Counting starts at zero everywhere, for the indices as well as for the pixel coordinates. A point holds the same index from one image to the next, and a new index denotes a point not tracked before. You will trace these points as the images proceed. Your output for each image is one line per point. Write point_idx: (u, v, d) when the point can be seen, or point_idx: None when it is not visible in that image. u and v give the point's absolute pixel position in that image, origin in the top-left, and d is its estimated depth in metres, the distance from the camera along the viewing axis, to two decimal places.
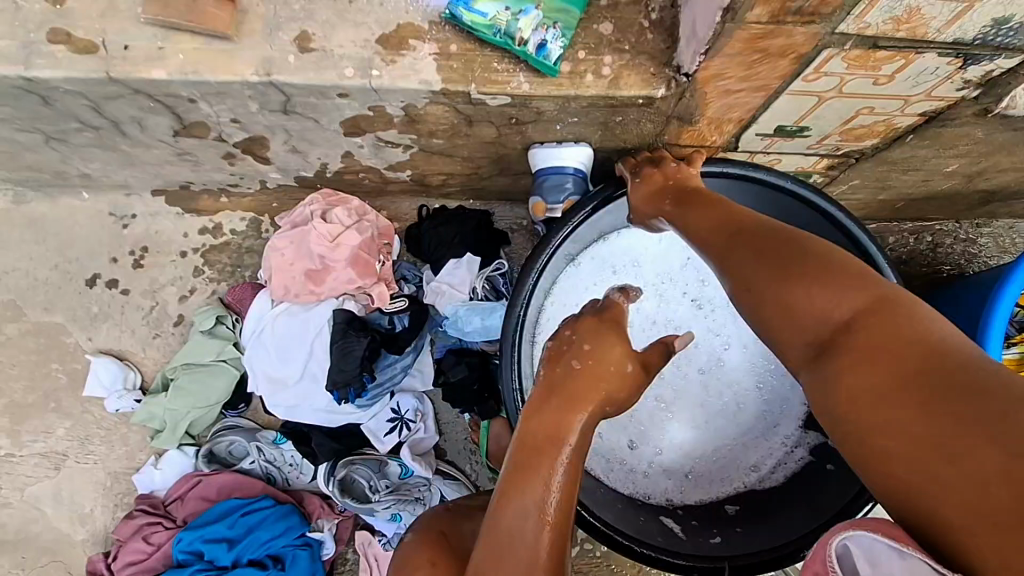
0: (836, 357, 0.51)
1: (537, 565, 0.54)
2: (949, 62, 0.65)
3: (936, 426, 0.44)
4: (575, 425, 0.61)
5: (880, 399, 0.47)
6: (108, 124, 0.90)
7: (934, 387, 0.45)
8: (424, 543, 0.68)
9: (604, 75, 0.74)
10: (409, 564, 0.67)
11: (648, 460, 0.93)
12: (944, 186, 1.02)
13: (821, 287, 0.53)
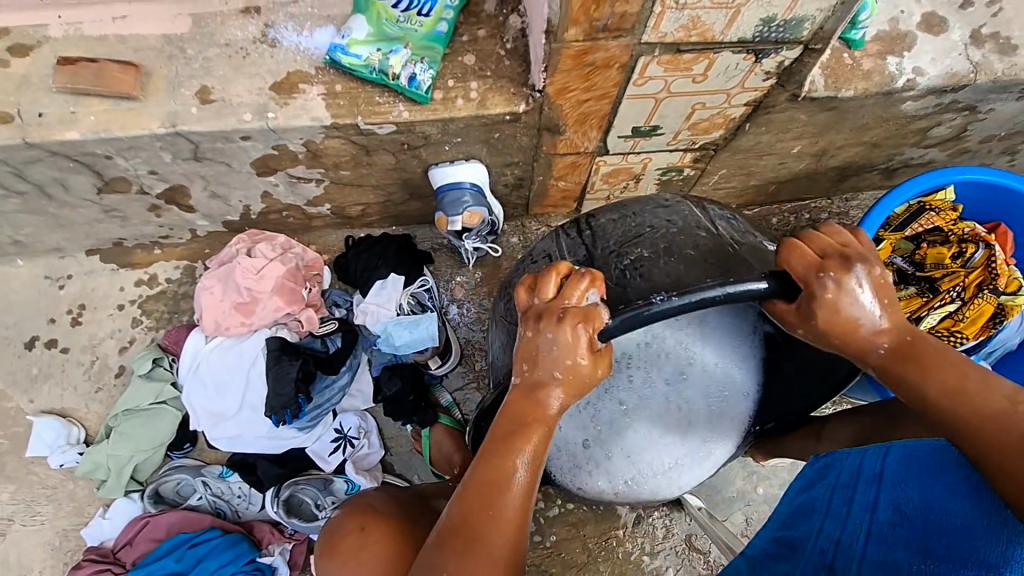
0: None
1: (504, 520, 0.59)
2: (745, 57, 0.78)
3: None
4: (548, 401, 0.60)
5: None
6: (33, 188, 0.98)
7: None
8: (348, 514, 0.77)
9: (472, 98, 0.86)
10: (342, 533, 0.76)
11: (598, 459, 0.79)
12: (799, 167, 1.16)
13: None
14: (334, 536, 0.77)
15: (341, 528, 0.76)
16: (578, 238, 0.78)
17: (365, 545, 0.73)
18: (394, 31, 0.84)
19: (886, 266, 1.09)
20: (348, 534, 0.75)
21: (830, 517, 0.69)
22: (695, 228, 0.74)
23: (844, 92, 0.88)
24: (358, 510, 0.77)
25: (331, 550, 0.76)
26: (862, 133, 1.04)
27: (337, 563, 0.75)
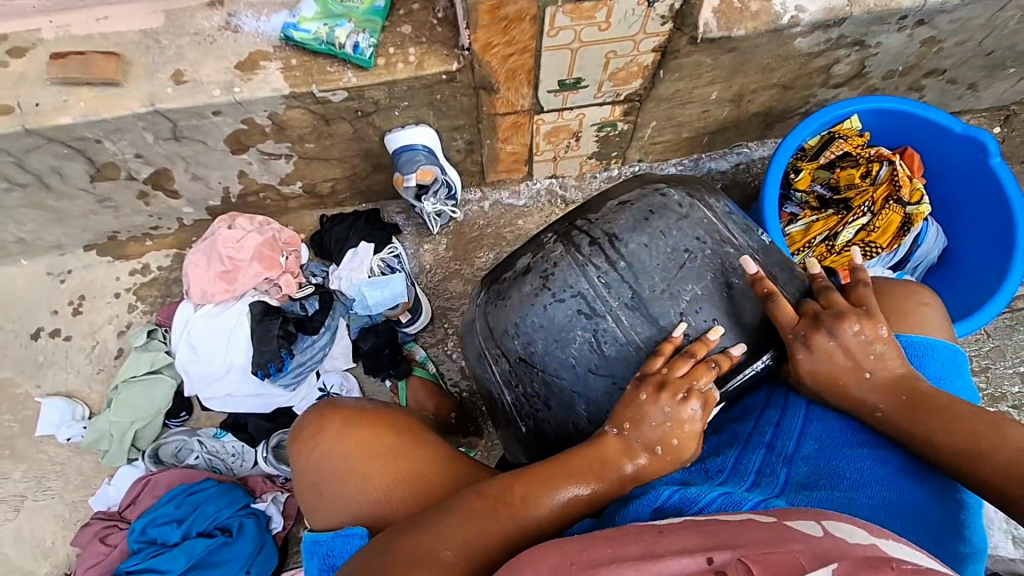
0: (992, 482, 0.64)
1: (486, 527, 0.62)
2: (638, 3, 0.90)
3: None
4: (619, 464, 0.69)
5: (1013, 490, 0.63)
6: (33, 179, 1.10)
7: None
8: (319, 408, 0.84)
9: (411, 62, 0.98)
10: (330, 422, 0.81)
11: None
12: (723, 114, 1.28)
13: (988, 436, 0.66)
14: (303, 428, 0.82)
15: (306, 419, 0.83)
16: (606, 257, 0.83)
17: (328, 435, 0.79)
18: (337, 10, 0.98)
19: (807, 193, 1.20)
20: (308, 423, 0.82)
21: (769, 412, 0.80)
22: (719, 244, 0.84)
23: (736, 32, 1.01)
24: (320, 407, 0.84)
25: (298, 438, 0.82)
26: (769, 75, 1.17)
27: (301, 450, 0.81)
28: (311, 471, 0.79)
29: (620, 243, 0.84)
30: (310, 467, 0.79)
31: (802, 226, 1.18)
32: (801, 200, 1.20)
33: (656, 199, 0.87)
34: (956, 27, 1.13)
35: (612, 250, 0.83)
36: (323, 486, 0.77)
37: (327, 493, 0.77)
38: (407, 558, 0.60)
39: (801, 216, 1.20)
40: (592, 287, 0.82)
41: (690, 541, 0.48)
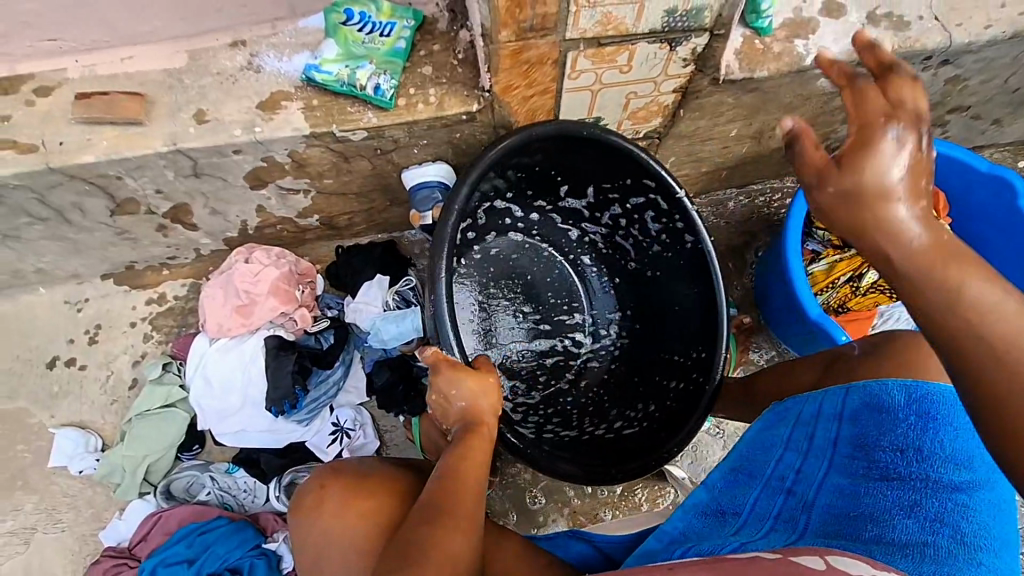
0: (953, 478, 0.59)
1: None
2: (660, 46, 0.91)
3: None
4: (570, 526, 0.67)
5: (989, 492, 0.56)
6: (54, 214, 1.11)
7: None
8: (318, 474, 0.83)
9: (431, 103, 0.98)
10: (326, 494, 0.80)
11: None
12: (743, 150, 1.27)
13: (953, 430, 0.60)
14: (301, 496, 0.81)
15: (306, 488, 0.82)
16: (497, 288, 1.18)
17: (330, 503, 0.79)
18: (360, 52, 0.97)
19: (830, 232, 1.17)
20: (308, 493, 0.81)
21: (789, 449, 0.83)
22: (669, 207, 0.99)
23: (758, 73, 1.00)
24: (325, 471, 0.83)
25: (297, 506, 0.81)
26: (790, 112, 1.16)
27: (300, 520, 0.80)
28: (303, 545, 0.79)
29: (475, 253, 1.15)
30: (307, 539, 0.79)
31: (824, 266, 1.14)
32: (824, 238, 1.16)
33: (518, 219, 1.16)
34: (981, 66, 1.11)
35: (507, 286, 1.19)
36: (323, 555, 0.78)
37: (326, 560, 0.77)
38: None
39: (823, 255, 1.15)
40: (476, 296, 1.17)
41: None
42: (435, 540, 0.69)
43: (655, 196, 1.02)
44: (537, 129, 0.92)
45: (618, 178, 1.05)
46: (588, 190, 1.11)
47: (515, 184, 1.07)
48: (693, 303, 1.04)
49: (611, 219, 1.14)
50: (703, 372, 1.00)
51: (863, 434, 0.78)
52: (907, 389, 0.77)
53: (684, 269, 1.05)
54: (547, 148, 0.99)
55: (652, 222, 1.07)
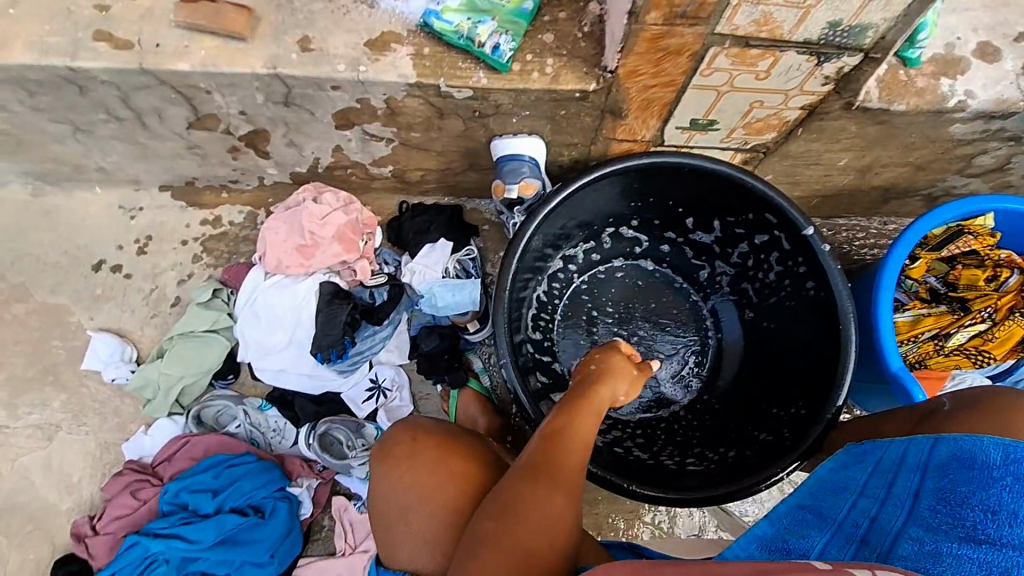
0: None
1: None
2: (807, 59, 0.84)
3: None
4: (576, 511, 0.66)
5: None
6: (131, 116, 1.07)
7: None
8: (403, 428, 0.82)
9: (547, 73, 0.92)
10: (420, 446, 0.79)
11: None
12: (843, 182, 1.21)
13: None
14: (387, 444, 0.81)
15: (396, 439, 0.81)
16: (603, 293, 1.34)
17: (419, 457, 0.78)
18: (484, 8, 0.92)
19: (919, 283, 1.13)
20: (398, 444, 0.80)
21: (864, 496, 0.78)
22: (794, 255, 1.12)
23: (896, 106, 0.94)
24: (412, 425, 0.82)
25: (384, 456, 0.80)
26: (909, 152, 1.09)
27: (387, 471, 0.78)
28: (388, 499, 0.77)
29: (579, 262, 1.31)
30: (393, 493, 0.77)
31: (910, 317, 1.11)
32: (912, 290, 1.13)
33: (636, 240, 1.32)
34: None
35: (612, 296, 1.34)
36: (411, 511, 0.76)
37: (413, 521, 0.75)
38: (514, 548, 0.66)
39: (909, 306, 1.13)
40: (575, 294, 1.32)
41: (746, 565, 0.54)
42: (534, 502, 0.69)
43: (778, 231, 1.13)
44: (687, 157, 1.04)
45: (743, 214, 1.16)
46: (715, 225, 1.23)
47: (641, 213, 1.25)
48: (817, 334, 1.11)
49: (739, 257, 1.25)
50: (794, 428, 1.09)
51: (948, 487, 0.71)
52: (1006, 449, 0.71)
53: (801, 319, 1.15)
54: (683, 178, 1.13)
55: (772, 263, 1.19)
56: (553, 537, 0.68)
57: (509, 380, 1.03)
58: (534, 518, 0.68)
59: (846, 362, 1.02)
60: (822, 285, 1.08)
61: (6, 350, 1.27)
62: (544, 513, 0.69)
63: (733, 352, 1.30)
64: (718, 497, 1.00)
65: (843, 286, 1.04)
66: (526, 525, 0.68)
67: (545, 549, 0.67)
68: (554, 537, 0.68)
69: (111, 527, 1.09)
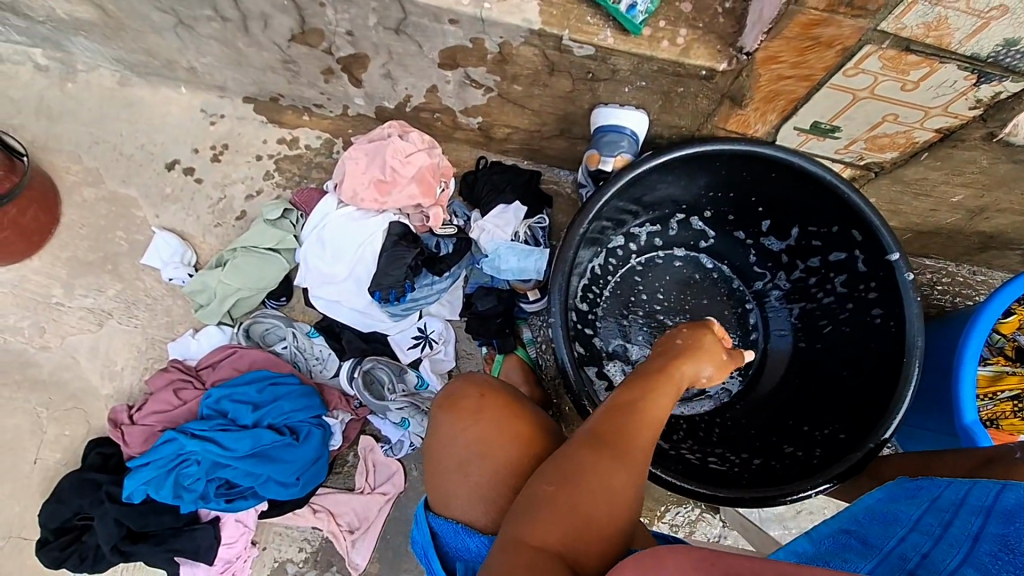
0: None
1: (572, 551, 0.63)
2: (966, 76, 0.78)
3: None
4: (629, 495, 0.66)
5: None
6: (237, 17, 1.04)
7: None
8: (471, 381, 0.80)
9: (677, 44, 0.87)
10: (486, 399, 0.77)
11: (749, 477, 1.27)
12: (947, 220, 1.15)
13: None
14: (455, 396, 0.79)
15: (464, 391, 0.79)
16: (654, 278, 1.27)
17: (488, 412, 0.76)
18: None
19: (1006, 339, 1.06)
20: (468, 397, 0.78)
21: (915, 531, 0.67)
22: (867, 279, 1.06)
23: None
24: (481, 381, 0.80)
25: (451, 406, 0.78)
26: None
27: (452, 421, 0.77)
28: (449, 449, 0.76)
29: (638, 242, 1.25)
30: (455, 444, 0.75)
31: (991, 371, 1.04)
32: (996, 344, 1.06)
33: (704, 231, 1.25)
34: None
35: (663, 283, 1.27)
36: (470, 465, 0.74)
37: (472, 475, 0.73)
38: (570, 514, 0.64)
39: (990, 360, 1.06)
40: (628, 273, 1.26)
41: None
42: (598, 471, 0.66)
43: (858, 250, 1.05)
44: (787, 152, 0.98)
45: (827, 226, 1.09)
46: (792, 230, 1.16)
47: (716, 204, 1.18)
48: (879, 361, 1.03)
49: (804, 271, 1.19)
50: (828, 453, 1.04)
51: (1015, 535, 0.56)
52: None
53: (858, 346, 1.09)
54: (773, 179, 1.07)
55: (839, 284, 1.12)
56: (610, 509, 0.66)
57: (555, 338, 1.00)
58: (593, 486, 0.66)
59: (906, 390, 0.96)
60: (889, 313, 1.02)
61: (71, 231, 1.28)
62: (606, 483, 0.66)
63: (776, 365, 1.22)
64: (733, 499, 0.93)
65: (918, 323, 0.97)
66: (586, 491, 0.65)
67: (602, 517, 0.65)
68: (612, 509, 0.66)
69: (148, 420, 1.09)
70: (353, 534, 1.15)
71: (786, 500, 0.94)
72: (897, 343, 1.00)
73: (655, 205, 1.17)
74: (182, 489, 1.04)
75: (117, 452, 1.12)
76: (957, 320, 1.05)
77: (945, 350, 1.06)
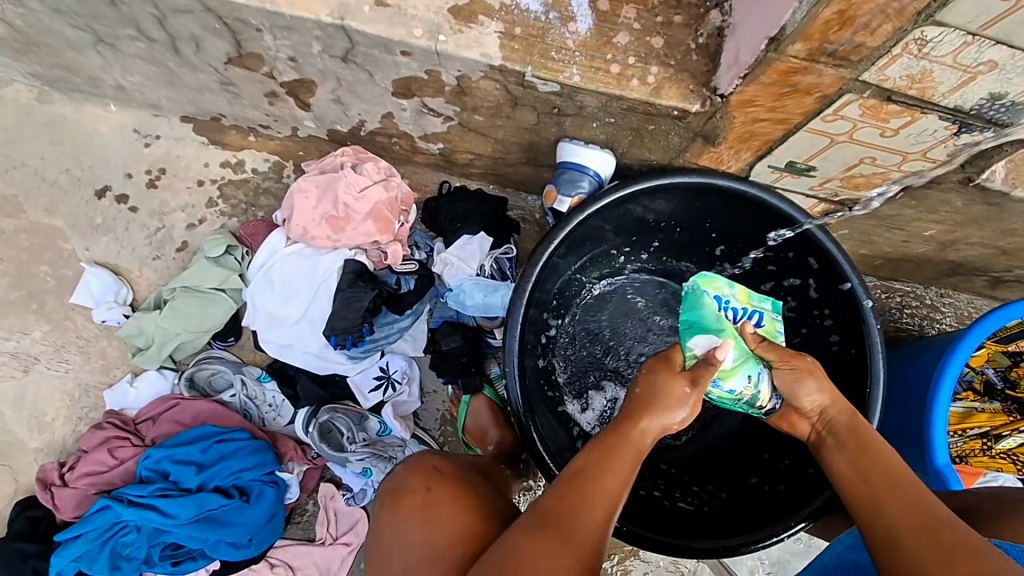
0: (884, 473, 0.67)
1: None
2: (948, 126, 0.74)
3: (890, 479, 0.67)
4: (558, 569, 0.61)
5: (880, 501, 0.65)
6: (164, 38, 0.93)
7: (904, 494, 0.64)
8: (414, 472, 0.76)
9: (647, 82, 0.81)
10: (430, 482, 0.74)
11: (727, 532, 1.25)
12: (919, 250, 1.13)
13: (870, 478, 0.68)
14: (398, 490, 0.74)
15: (409, 485, 0.74)
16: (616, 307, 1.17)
17: (432, 504, 0.71)
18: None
19: (975, 373, 1.06)
20: (413, 492, 0.73)
21: None
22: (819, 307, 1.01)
23: (1018, 191, 0.85)
24: (426, 470, 0.76)
25: (394, 503, 0.73)
26: (1002, 237, 1.01)
27: (394, 518, 0.72)
28: (393, 557, 0.69)
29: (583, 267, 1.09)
30: (399, 548, 0.69)
31: (960, 408, 1.05)
32: (967, 378, 1.06)
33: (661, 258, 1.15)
34: None
35: (624, 313, 1.18)
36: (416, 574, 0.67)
37: None
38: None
39: (960, 396, 1.06)
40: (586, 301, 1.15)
41: None
42: (543, 553, 0.62)
43: (813, 279, 0.99)
44: (740, 182, 0.91)
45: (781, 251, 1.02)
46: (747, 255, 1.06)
47: (670, 232, 1.08)
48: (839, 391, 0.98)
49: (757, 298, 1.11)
50: (793, 486, 0.96)
51: None
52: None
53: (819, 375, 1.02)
54: (725, 203, 0.98)
55: (789, 310, 1.06)
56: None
57: (513, 377, 0.92)
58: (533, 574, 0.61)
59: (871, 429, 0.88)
60: (845, 342, 0.97)
61: None
62: (550, 567, 0.61)
63: None
64: (705, 550, 0.90)
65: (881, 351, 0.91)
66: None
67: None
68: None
69: (80, 483, 1.03)
70: None
71: (751, 548, 0.90)
72: (862, 371, 0.94)
73: (606, 230, 1.03)
74: (121, 557, 1.00)
75: (47, 515, 1.06)
76: (934, 348, 1.03)
77: (913, 377, 1.04)
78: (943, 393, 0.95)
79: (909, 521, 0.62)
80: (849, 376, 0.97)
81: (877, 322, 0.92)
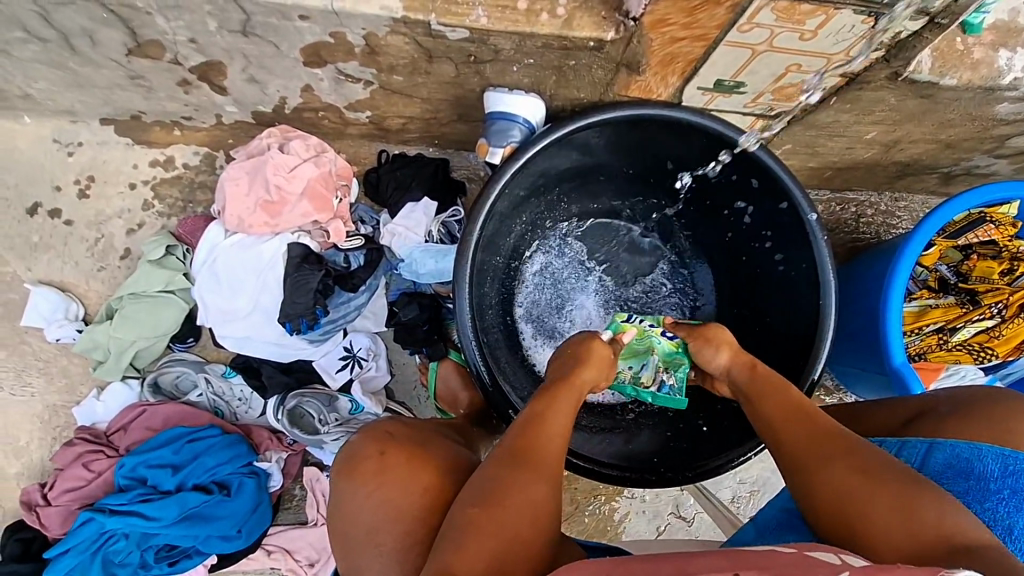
0: (808, 416, 0.69)
1: (518, 543, 0.60)
2: (864, 19, 0.71)
3: (812, 422, 0.68)
4: (538, 494, 0.64)
5: (803, 438, 0.67)
6: (56, 36, 0.89)
7: (822, 432, 0.67)
8: (370, 438, 0.77)
9: (558, 15, 0.79)
10: (375, 439, 0.77)
11: None
12: (865, 156, 1.12)
13: (796, 422, 0.69)
14: (355, 456, 0.76)
15: (363, 452, 0.75)
16: (566, 260, 1.16)
17: (388, 470, 0.73)
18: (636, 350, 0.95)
19: (929, 272, 1.07)
20: (367, 457, 0.75)
21: None
22: (762, 229, 0.99)
23: (947, 79, 0.84)
24: (382, 436, 0.77)
25: (350, 472, 0.75)
26: (942, 130, 1.00)
27: (351, 484, 0.74)
28: (355, 518, 0.73)
29: (525, 220, 1.06)
30: (362, 511, 0.72)
31: (917, 308, 1.06)
32: (920, 277, 1.08)
33: (614, 197, 1.12)
34: None
35: (574, 266, 1.17)
36: (379, 533, 0.71)
37: (383, 544, 0.70)
38: (496, 534, 0.59)
39: (915, 295, 1.07)
40: (540, 255, 1.14)
41: (718, 563, 0.48)
42: (515, 485, 0.64)
43: (751, 200, 0.98)
44: (672, 108, 0.87)
45: (719, 176, 1.00)
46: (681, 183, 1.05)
47: (615, 172, 1.06)
48: (789, 310, 0.98)
49: (702, 227, 1.11)
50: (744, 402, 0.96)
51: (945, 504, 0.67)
52: (1005, 461, 0.66)
53: (770, 299, 1.02)
54: (651, 133, 0.95)
55: (733, 234, 1.07)
56: (537, 523, 0.62)
57: (468, 341, 0.90)
58: (514, 504, 0.62)
59: (826, 335, 0.88)
60: (790, 260, 0.96)
61: None
62: (527, 497, 0.63)
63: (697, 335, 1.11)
64: (679, 479, 0.91)
65: (829, 260, 0.89)
66: (505, 512, 0.61)
67: (526, 533, 0.61)
68: (538, 524, 0.62)
69: (62, 500, 1.03)
70: (313, 567, 1.12)
71: (722, 469, 0.92)
72: (809, 285, 0.92)
73: (543, 179, 1.00)
74: (113, 565, 1.00)
75: (37, 536, 1.07)
76: (884, 254, 1.02)
77: (866, 286, 1.05)
78: (895, 297, 0.95)
79: (816, 449, 0.65)
80: (797, 291, 0.95)
81: (825, 232, 0.89)
